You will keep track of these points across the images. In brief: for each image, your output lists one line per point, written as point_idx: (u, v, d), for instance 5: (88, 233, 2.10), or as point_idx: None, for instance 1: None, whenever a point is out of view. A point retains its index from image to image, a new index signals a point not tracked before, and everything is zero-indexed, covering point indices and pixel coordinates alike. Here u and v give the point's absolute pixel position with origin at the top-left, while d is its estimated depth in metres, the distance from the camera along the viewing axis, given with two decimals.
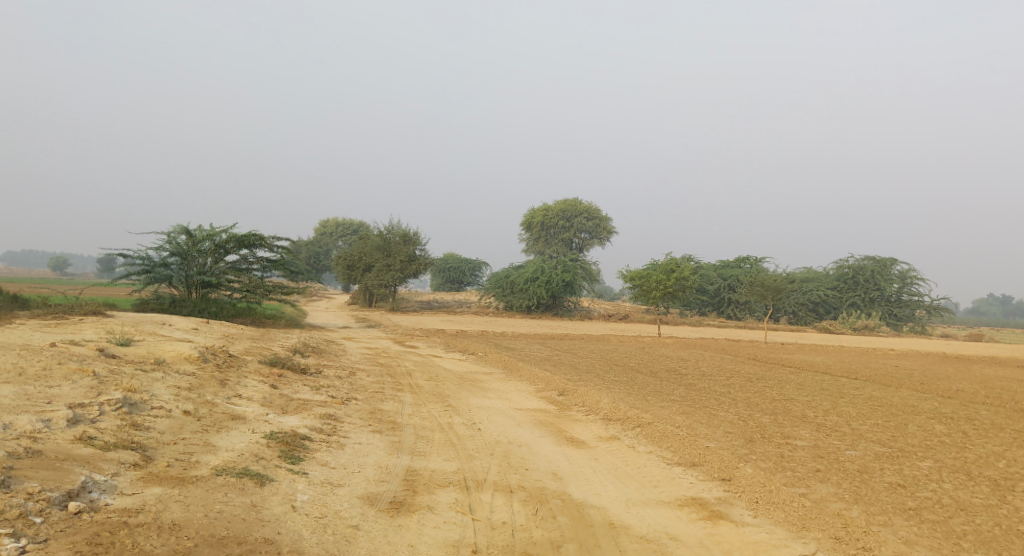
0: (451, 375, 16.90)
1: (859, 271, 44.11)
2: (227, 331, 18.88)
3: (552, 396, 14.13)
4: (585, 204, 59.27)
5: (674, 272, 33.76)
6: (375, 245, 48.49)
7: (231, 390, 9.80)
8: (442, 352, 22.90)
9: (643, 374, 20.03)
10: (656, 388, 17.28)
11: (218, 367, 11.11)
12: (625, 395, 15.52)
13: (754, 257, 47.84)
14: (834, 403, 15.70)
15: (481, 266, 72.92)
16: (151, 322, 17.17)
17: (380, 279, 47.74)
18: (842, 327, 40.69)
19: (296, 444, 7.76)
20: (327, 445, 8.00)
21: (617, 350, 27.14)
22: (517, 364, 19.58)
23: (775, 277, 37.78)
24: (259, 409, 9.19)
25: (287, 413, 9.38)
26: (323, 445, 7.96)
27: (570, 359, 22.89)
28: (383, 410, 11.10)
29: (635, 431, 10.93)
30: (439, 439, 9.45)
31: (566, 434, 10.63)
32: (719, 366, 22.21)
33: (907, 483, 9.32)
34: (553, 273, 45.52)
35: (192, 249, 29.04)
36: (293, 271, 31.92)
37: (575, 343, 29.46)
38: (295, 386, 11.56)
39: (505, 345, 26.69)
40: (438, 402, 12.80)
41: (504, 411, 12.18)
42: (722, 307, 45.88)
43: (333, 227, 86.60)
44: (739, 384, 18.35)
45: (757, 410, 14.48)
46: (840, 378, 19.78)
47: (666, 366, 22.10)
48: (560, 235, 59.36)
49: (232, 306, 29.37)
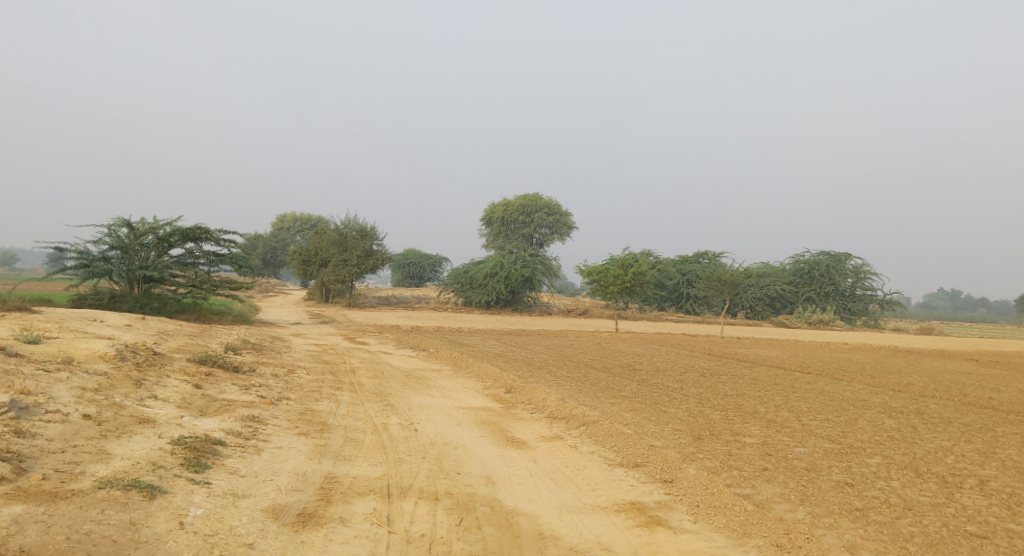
0: (397, 372, 16.34)
1: (814, 266, 44.45)
2: (163, 328, 18.09)
3: (498, 394, 13.66)
4: (545, 200, 58.92)
5: (631, 267, 33.52)
6: (330, 240, 47.53)
7: (146, 391, 9.17)
8: (393, 348, 22.32)
9: (597, 370, 19.69)
10: (608, 384, 16.94)
11: (137, 366, 10.44)
12: (574, 392, 15.13)
13: (712, 252, 47.94)
14: (785, 398, 15.49)
15: (441, 261, 72.21)
16: (80, 318, 16.34)
17: (336, 274, 46.86)
18: (797, 321, 40.95)
19: (206, 449, 7.19)
20: (241, 450, 7.44)
21: (573, 346, 26.80)
22: (467, 360, 19.09)
23: (732, 272, 37.81)
24: (174, 412, 8.57)
25: (206, 415, 8.78)
26: (237, 450, 7.41)
27: (524, 355, 22.48)
28: (316, 411, 10.52)
29: (579, 430, 10.51)
30: (371, 441, 8.91)
31: (507, 434, 10.14)
32: (673, 361, 21.99)
33: (854, 482, 9.04)
34: (512, 268, 45.08)
35: (134, 243, 28.00)
36: (242, 266, 30.99)
37: (531, 338, 29.06)
38: (223, 386, 10.92)
39: (459, 341, 26.22)
40: (378, 401, 12.24)
41: (445, 410, 11.66)
42: (681, 302, 45.86)
43: (291, 221, 85.13)
44: (692, 379, 18.09)
45: (708, 406, 14.19)
46: (794, 373, 19.66)
47: (621, 361, 21.80)
48: (521, 231, 58.95)
49: (176, 301, 28.43)
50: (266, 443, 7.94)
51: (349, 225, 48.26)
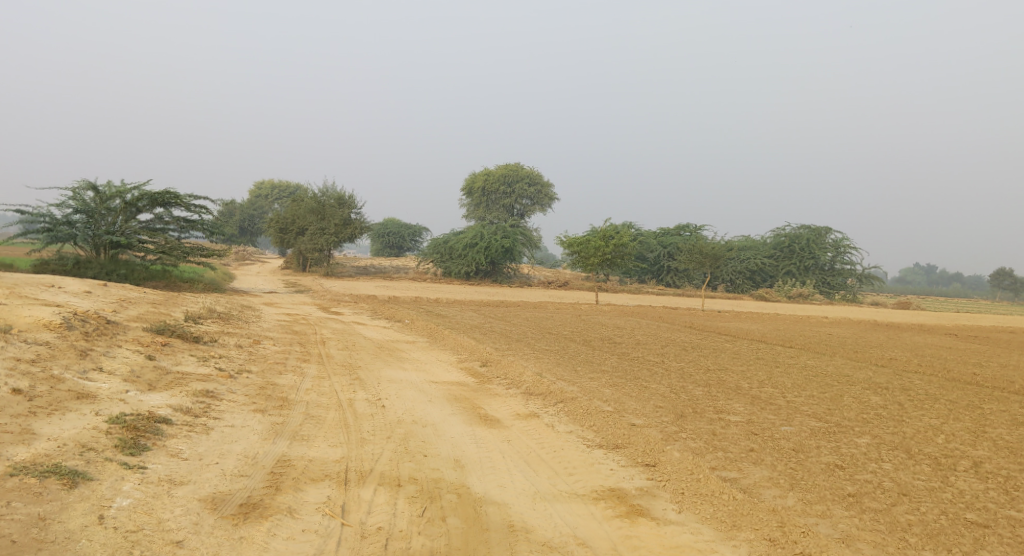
0: (368, 343, 15.73)
1: (795, 240, 44.11)
2: (125, 297, 17.34)
3: (473, 367, 13.10)
4: (527, 170, 58.09)
5: (612, 238, 32.96)
6: (307, 208, 46.52)
7: (91, 363, 8.50)
8: (367, 318, 21.68)
9: (576, 343, 19.19)
10: (588, 358, 16.44)
11: (86, 335, 9.76)
12: (552, 366, 14.60)
13: (693, 225, 47.49)
14: (769, 373, 15.06)
15: (421, 231, 71.32)
16: (34, 285, 15.56)
17: (313, 243, 45.97)
18: (778, 294, 40.71)
19: (149, 428, 6.58)
20: (188, 429, 6.83)
21: (552, 318, 26.28)
22: (443, 331, 18.50)
23: (713, 244, 37.38)
24: (120, 386, 7.92)
25: (154, 389, 8.12)
26: (182, 428, 6.81)
27: (502, 327, 21.92)
28: (278, 385, 9.89)
29: (556, 407, 9.99)
30: (333, 419, 8.30)
31: (480, 411, 9.58)
32: (654, 335, 21.55)
33: (845, 464, 8.59)
34: (492, 239, 44.41)
35: (100, 208, 27.04)
36: (213, 232, 30.10)
37: (509, 310, 28.52)
38: (179, 358, 10.26)
39: (435, 312, 25.62)
40: (345, 374, 11.64)
41: (416, 385, 11.08)
42: (662, 275, 45.48)
43: (268, 189, 83.62)
44: (673, 354, 17.62)
45: (690, 382, 13.73)
46: (776, 347, 19.26)
47: (600, 334, 21.30)
48: (502, 201, 58.18)
49: (145, 268, 27.54)
50: (218, 422, 7.34)
51: (327, 193, 47.30)
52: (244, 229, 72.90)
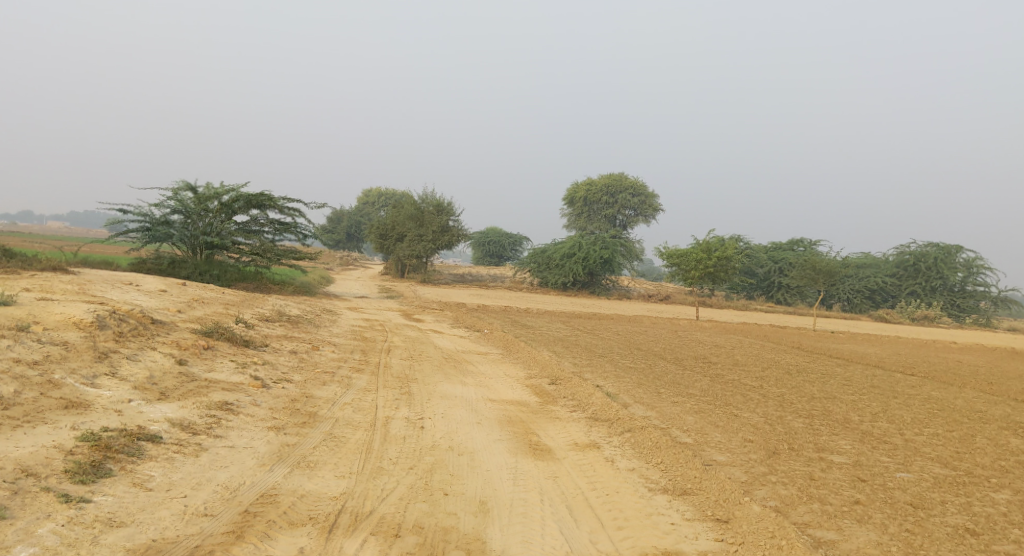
0: (437, 353, 14.75)
1: (920, 258, 40.57)
2: (199, 298, 17.10)
3: (540, 385, 11.87)
4: (631, 180, 56.26)
5: (716, 251, 30.94)
6: (407, 215, 46.43)
7: (104, 368, 7.77)
8: (447, 327, 20.78)
9: (667, 361, 17.62)
10: (675, 379, 14.90)
11: (117, 335, 9.15)
12: (632, 387, 13.18)
13: (807, 240, 44.55)
14: (884, 405, 13.07)
15: (522, 241, 70.45)
16: (108, 285, 15.49)
17: (411, 249, 45.85)
18: (900, 316, 37.46)
19: (127, 445, 5.70)
20: (177, 449, 5.93)
21: (647, 333, 24.68)
22: (520, 343, 17.33)
23: (828, 260, 34.67)
24: (126, 394, 7.13)
25: (163, 400, 7.25)
26: (168, 448, 5.89)
27: (589, 341, 20.55)
28: (315, 398, 8.95)
29: (622, 438, 8.63)
30: (356, 442, 7.22)
31: (531, 438, 8.33)
32: (755, 356, 19.68)
33: (979, 529, 6.86)
34: (591, 249, 42.97)
35: (197, 209, 27.42)
36: (307, 236, 30.11)
37: (601, 323, 27.07)
38: (215, 364, 9.52)
39: (522, 323, 24.50)
40: (396, 387, 10.64)
41: (469, 403, 9.94)
42: (771, 292, 42.80)
43: (375, 196, 85.07)
44: (775, 378, 15.80)
45: (789, 412, 12.01)
46: (896, 374, 17.05)
47: (695, 353, 19.60)
48: (604, 211, 56.61)
49: (238, 270, 27.73)
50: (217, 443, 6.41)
51: (427, 200, 47.09)
52: (350, 235, 74.20)
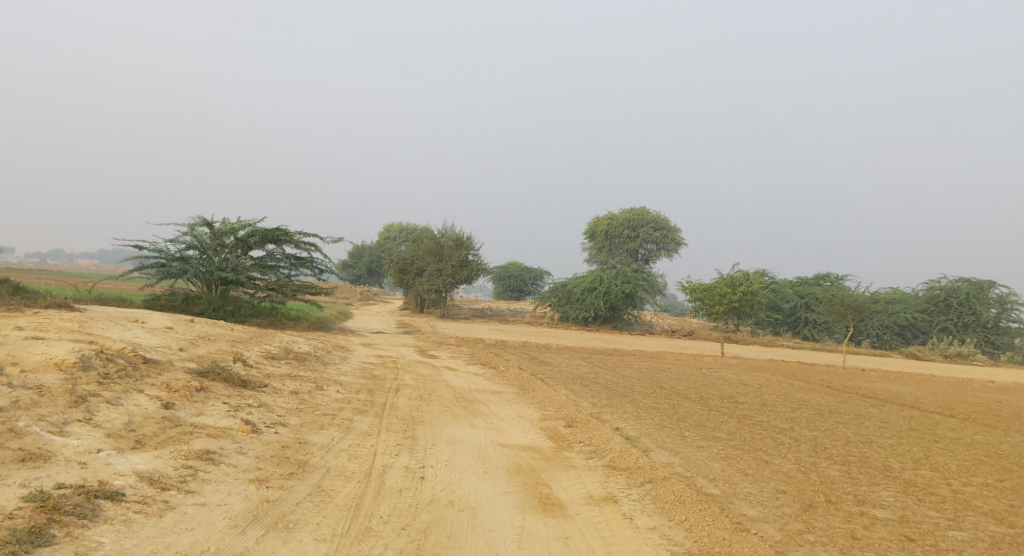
0: (448, 393, 14.04)
1: (952, 293, 39.39)
2: (206, 334, 16.58)
3: (555, 428, 11.14)
4: (653, 213, 55.51)
5: (741, 285, 30.11)
6: (426, 249, 45.94)
7: (77, 413, 7.13)
8: (462, 363, 20.07)
9: (691, 401, 16.78)
10: (700, 420, 14.08)
11: (102, 378, 8.56)
12: (654, 431, 12.38)
13: (834, 274, 43.53)
14: (926, 451, 12.16)
15: (543, 275, 69.70)
16: (111, 323, 15.06)
17: (430, 284, 45.31)
18: (932, 353, 36.21)
19: (77, 505, 5.21)
20: (136, 510, 5.32)
21: (670, 370, 23.80)
22: (536, 381, 16.57)
23: (857, 294, 33.64)
24: (97, 443, 6.51)
25: (137, 450, 6.60)
26: (126, 510, 5.30)
27: (609, 378, 19.75)
28: (309, 445, 8.29)
29: (642, 490, 7.88)
30: (345, 497, 6.53)
31: (541, 491, 7.59)
32: (785, 395, 18.77)
33: None
34: (612, 283, 42.21)
35: (213, 244, 27.08)
36: (323, 271, 29.65)
37: (622, 359, 26.25)
38: (205, 408, 8.91)
39: (540, 359, 23.75)
40: (400, 430, 9.94)
41: (477, 449, 9.22)
42: (798, 327, 41.70)
43: (397, 231, 85.01)
44: (806, 419, 14.91)
45: (823, 458, 11.15)
46: (936, 416, 16.07)
47: (720, 392, 18.70)
48: (626, 245, 55.93)
49: (253, 305, 27.31)
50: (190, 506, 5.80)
51: (446, 234, 46.67)
52: (371, 270, 73.93)
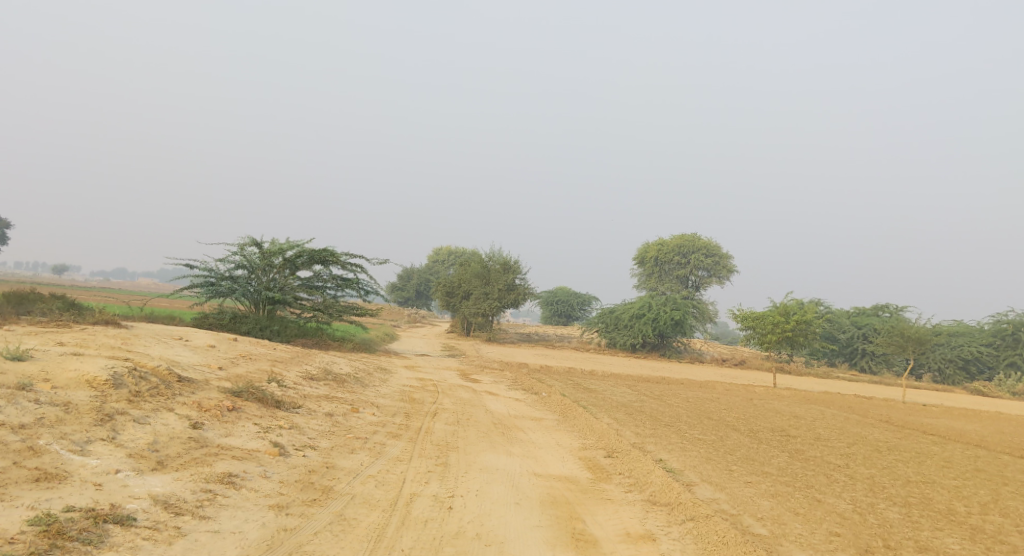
0: (486, 418, 13.72)
1: (1020, 327, 37.66)
2: (248, 353, 16.58)
3: (595, 458, 10.71)
4: (704, 240, 54.58)
5: (795, 314, 29.22)
6: (473, 273, 45.86)
7: (100, 431, 6.99)
8: (504, 388, 19.72)
9: (740, 433, 16.14)
10: (749, 454, 13.48)
11: (133, 396, 8.46)
12: (700, 463, 11.85)
13: (894, 305, 42.08)
14: (994, 494, 11.37)
15: (592, 300, 69.02)
16: (156, 341, 15.17)
17: (476, 307, 45.16)
18: (999, 389, 34.57)
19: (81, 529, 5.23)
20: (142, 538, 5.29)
21: (719, 400, 23.08)
22: (579, 408, 16.14)
23: (918, 326, 32.37)
24: (117, 464, 6.34)
25: (157, 472, 6.42)
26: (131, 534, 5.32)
27: (656, 407, 19.18)
28: (336, 469, 8.04)
29: (683, 528, 7.43)
30: (367, 526, 6.24)
31: (575, 525, 7.19)
32: (840, 430, 17.95)
33: None
34: (661, 310, 41.49)
35: (262, 264, 27.33)
36: (369, 292, 29.69)
37: (670, 388, 25.58)
38: (234, 428, 8.75)
39: (585, 386, 23.27)
40: (433, 456, 9.64)
41: (510, 478, 8.86)
42: (855, 359, 40.32)
43: (446, 255, 85.38)
44: (863, 456, 14.17)
45: (881, 498, 10.50)
46: (1004, 457, 15.13)
47: (771, 424, 17.98)
48: (676, 272, 55.09)
49: (300, 326, 27.45)
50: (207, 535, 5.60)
51: (494, 257, 46.54)
52: (419, 293, 74.23)
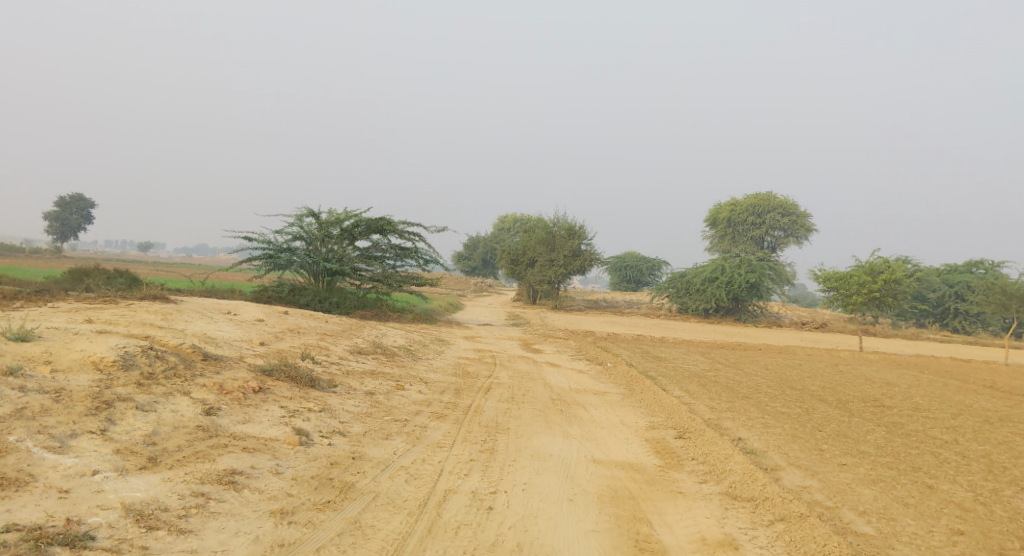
0: (545, 393, 12.59)
1: None
2: (295, 327, 15.80)
3: (665, 440, 9.48)
4: (780, 198, 51.89)
5: (883, 273, 27.08)
6: (538, 239, 44.55)
7: (88, 422, 6.09)
8: (567, 359, 18.55)
9: (829, 405, 14.60)
10: (841, 430, 12.00)
11: (144, 379, 7.62)
12: (785, 443, 10.49)
13: (989, 260, 39.15)
14: None
15: (662, 265, 66.90)
16: (199, 316, 14.51)
17: (542, 275, 43.96)
18: None
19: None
20: None
21: (801, 368, 21.41)
22: (647, 380, 14.84)
23: (1020, 282, 29.75)
24: (97, 464, 5.50)
25: (141, 473, 5.54)
26: None
27: (732, 377, 17.71)
28: (363, 461, 7.05)
29: (772, 532, 6.26)
30: (385, 540, 5.43)
31: (639, 530, 6.10)
32: (943, 398, 16.19)
33: None
34: (735, 272, 39.49)
35: (319, 235, 26.57)
36: (429, 261, 28.67)
37: (746, 355, 23.98)
38: (255, 413, 7.83)
39: (655, 354, 21.90)
40: (477, 441, 8.54)
41: (565, 467, 7.76)
42: (947, 319, 37.71)
43: (511, 222, 84.14)
44: (974, 429, 12.52)
45: (1004, 482, 9.00)
46: None
47: (861, 393, 16.33)
48: (750, 233, 52.67)
49: (359, 297, 26.73)
50: None
51: (559, 223, 45.05)
52: (486, 261, 73.37)
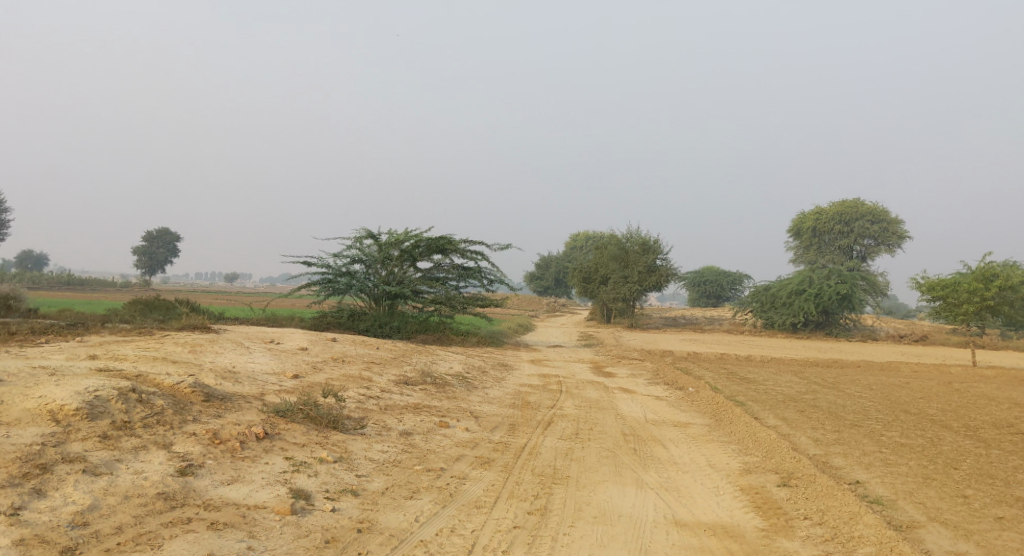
0: (616, 427, 10.74)
1: None
2: (340, 355, 14.39)
3: (766, 491, 7.53)
4: (869, 204, 48.41)
5: (997, 279, 24.12)
6: (611, 255, 42.59)
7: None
8: (642, 383, 16.61)
9: (958, 433, 12.22)
10: (981, 467, 9.75)
11: (111, 431, 6.18)
12: (919, 488, 8.37)
13: None
14: None
15: (743, 278, 63.62)
16: (233, 346, 13.32)
17: (616, 292, 41.87)
18: None
19: None
20: None
21: (911, 387, 18.81)
22: (736, 408, 12.79)
23: None
24: None
25: None
26: None
27: (834, 400, 15.42)
28: (370, 535, 5.46)
29: None
30: None
31: None
32: None
33: None
34: (823, 284, 36.65)
35: (379, 257, 25.30)
36: (494, 282, 27.06)
37: (845, 373, 21.44)
38: (248, 470, 6.29)
39: (742, 375, 19.66)
40: (526, 497, 6.80)
41: (635, 533, 6.03)
42: None
43: (584, 239, 82.18)
44: None
45: None
46: None
47: (991, 418, 13.82)
48: (837, 242, 49.36)
49: (421, 321, 25.33)
50: None
51: (632, 237, 42.99)
52: (559, 280, 71.58)
